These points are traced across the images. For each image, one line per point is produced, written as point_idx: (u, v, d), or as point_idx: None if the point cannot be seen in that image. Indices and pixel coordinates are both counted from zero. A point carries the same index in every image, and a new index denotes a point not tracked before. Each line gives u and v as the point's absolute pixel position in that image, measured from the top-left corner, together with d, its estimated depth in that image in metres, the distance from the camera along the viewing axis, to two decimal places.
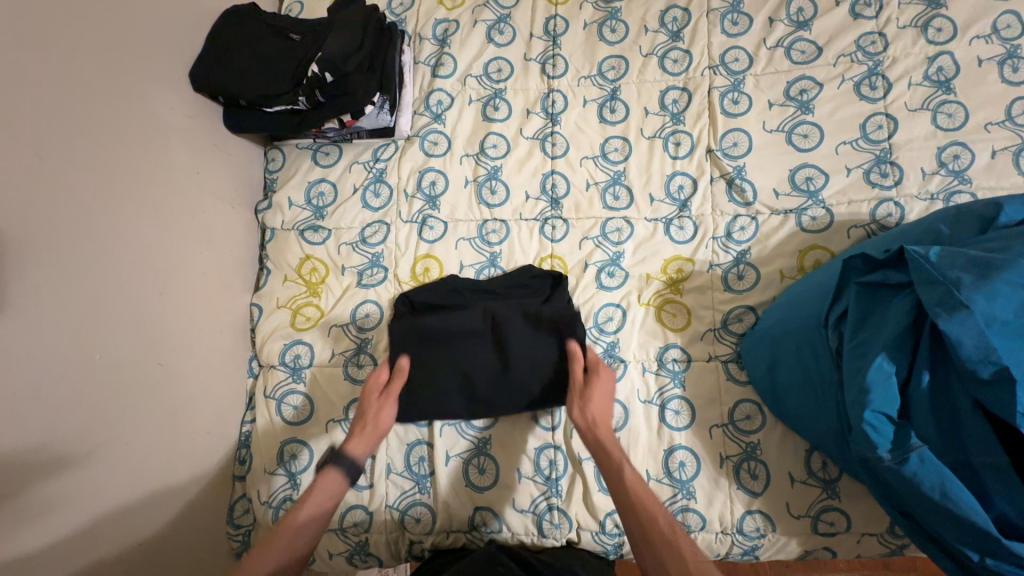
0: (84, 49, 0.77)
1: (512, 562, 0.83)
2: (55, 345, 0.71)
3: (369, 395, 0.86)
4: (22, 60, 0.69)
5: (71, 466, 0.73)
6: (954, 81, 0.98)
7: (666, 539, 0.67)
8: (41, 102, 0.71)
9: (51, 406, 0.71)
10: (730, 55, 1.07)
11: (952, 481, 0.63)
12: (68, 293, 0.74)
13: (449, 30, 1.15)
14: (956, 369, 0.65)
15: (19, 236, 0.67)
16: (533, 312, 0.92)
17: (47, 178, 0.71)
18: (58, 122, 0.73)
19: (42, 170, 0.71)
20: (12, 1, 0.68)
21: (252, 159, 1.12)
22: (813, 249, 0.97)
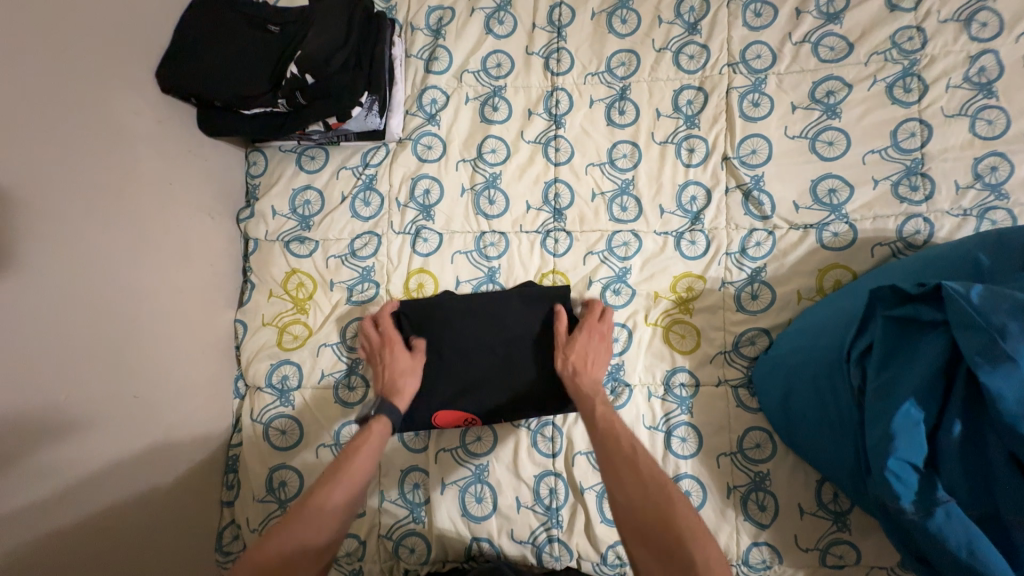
0: (31, 51, 0.69)
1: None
2: (17, 384, 0.66)
3: (399, 355, 0.87)
4: None
5: (42, 513, 0.69)
6: (997, 83, 0.90)
7: (626, 457, 0.68)
8: None
9: (16, 451, 0.66)
10: (752, 51, 0.97)
11: (980, 539, 0.59)
12: (29, 328, 0.67)
13: (443, 19, 1.05)
14: (992, 420, 0.60)
15: None
16: (528, 293, 0.92)
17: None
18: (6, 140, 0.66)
19: None
20: None
21: (232, 163, 1.03)
22: (834, 269, 0.91)
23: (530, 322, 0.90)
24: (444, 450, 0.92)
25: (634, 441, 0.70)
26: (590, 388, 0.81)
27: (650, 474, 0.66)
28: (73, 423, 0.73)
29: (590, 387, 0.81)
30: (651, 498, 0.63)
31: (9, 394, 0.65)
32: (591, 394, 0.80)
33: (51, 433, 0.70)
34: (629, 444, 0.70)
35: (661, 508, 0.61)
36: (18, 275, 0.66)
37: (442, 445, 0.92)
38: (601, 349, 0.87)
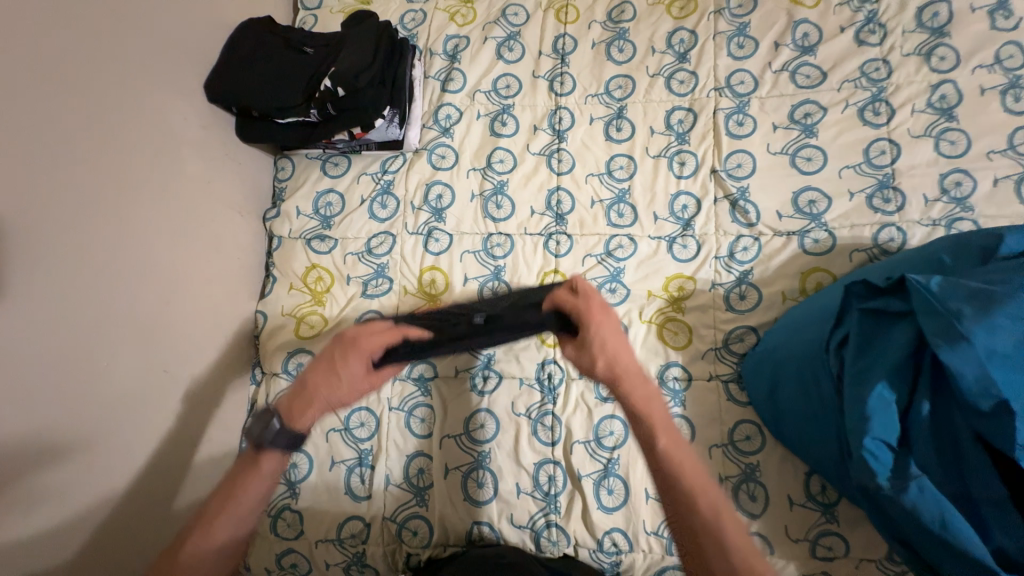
0: (99, 64, 0.79)
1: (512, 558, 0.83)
2: (62, 347, 0.73)
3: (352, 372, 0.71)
4: (44, 76, 0.72)
5: (69, 468, 0.74)
6: (956, 109, 1.00)
7: (708, 525, 0.63)
8: (60, 115, 0.74)
9: (55, 408, 0.72)
10: (736, 77, 1.08)
11: (952, 513, 0.62)
12: (77, 299, 0.75)
13: (459, 46, 1.17)
14: (957, 400, 0.65)
15: (27, 244, 0.70)
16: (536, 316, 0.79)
17: (61, 187, 0.73)
18: (78, 136, 0.76)
19: (59, 180, 0.73)
20: (39, 21, 0.71)
21: (262, 168, 1.13)
22: (816, 272, 0.98)
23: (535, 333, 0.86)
24: (449, 437, 0.96)
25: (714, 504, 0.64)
26: (639, 394, 0.70)
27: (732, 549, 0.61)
28: (104, 395, 0.79)
29: (654, 404, 0.70)
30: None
31: (49, 356, 0.72)
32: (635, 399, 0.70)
33: (81, 403, 0.76)
34: (710, 505, 0.64)
35: None
36: (69, 251, 0.75)
37: (447, 433, 0.96)
38: (621, 334, 0.72)
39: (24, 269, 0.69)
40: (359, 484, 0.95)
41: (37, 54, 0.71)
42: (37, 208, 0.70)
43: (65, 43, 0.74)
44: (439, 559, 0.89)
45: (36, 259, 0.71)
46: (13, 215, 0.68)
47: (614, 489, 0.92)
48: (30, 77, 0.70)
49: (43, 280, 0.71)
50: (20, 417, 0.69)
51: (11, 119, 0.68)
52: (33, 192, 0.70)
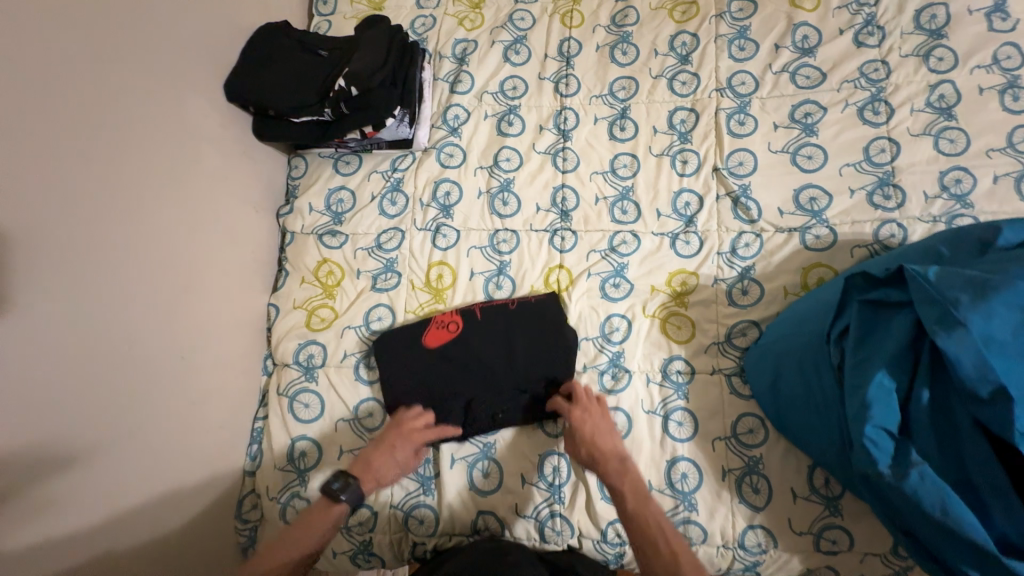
0: (126, 62, 0.83)
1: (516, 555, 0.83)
2: (87, 330, 0.76)
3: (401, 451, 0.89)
4: (75, 71, 0.75)
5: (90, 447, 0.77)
6: (955, 108, 1.01)
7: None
8: (90, 108, 0.77)
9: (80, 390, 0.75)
10: (737, 78, 1.11)
11: (953, 499, 0.63)
12: (102, 285, 0.78)
13: (467, 49, 1.21)
14: (956, 387, 0.66)
15: (57, 229, 0.72)
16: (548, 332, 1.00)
17: (89, 176, 0.77)
18: (106, 128, 0.79)
19: (87, 169, 0.77)
20: (72, 19, 0.75)
21: (276, 166, 1.17)
22: (817, 267, 0.99)
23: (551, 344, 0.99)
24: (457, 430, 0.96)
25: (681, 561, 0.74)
26: (615, 470, 0.83)
27: None
28: (125, 378, 0.81)
29: (629, 477, 0.83)
30: None
31: (75, 338, 0.74)
32: (621, 471, 0.83)
33: (102, 386, 0.77)
34: (678, 561, 0.75)
35: None
36: (95, 238, 0.78)
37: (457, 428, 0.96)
38: (608, 425, 0.89)
39: (54, 252, 0.72)
40: None
41: (69, 50, 0.75)
42: (67, 195, 0.74)
43: (95, 41, 0.78)
44: (446, 552, 0.89)
45: (64, 244, 0.73)
46: (45, 201, 0.71)
47: None
48: (62, 71, 0.74)
49: (71, 264, 0.74)
50: (46, 396, 0.70)
51: (45, 111, 0.71)
52: (63, 179, 0.73)
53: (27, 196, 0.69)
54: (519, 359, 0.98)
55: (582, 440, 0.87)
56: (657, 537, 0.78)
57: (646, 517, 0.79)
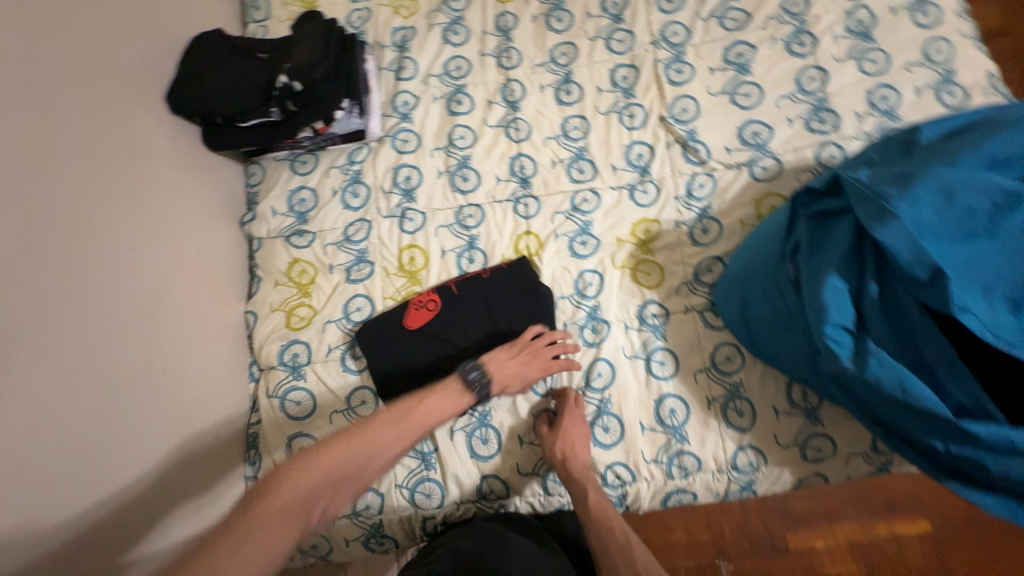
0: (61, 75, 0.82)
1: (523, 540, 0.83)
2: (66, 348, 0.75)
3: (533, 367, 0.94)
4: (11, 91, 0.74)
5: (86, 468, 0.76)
6: (872, 31, 1.08)
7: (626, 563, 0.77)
8: (33, 128, 0.76)
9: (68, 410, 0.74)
10: (670, 30, 1.15)
11: (909, 379, 0.67)
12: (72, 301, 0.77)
13: (406, 36, 1.22)
14: (900, 278, 0.71)
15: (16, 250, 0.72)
16: (521, 293, 1.02)
17: (41, 196, 0.76)
18: (53, 148, 0.79)
19: (39, 190, 0.75)
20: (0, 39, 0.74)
21: (233, 176, 1.16)
22: (769, 197, 1.04)
23: (526, 305, 1.01)
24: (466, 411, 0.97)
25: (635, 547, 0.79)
26: (581, 470, 0.89)
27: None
28: (107, 393, 0.80)
29: (591, 481, 0.89)
30: None
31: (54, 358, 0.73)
32: (584, 479, 0.88)
33: (85, 403, 0.76)
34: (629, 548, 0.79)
35: None
36: (57, 257, 0.77)
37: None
38: (586, 430, 0.93)
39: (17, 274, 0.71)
40: None
41: None
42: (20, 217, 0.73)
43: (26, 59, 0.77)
44: (459, 543, 0.82)
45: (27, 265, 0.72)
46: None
47: (610, 427, 0.97)
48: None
49: (34, 283, 0.73)
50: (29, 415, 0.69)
51: None
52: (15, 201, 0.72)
53: None
54: (499, 323, 1.01)
55: (561, 437, 0.91)
56: (616, 539, 0.81)
57: (609, 523, 0.83)
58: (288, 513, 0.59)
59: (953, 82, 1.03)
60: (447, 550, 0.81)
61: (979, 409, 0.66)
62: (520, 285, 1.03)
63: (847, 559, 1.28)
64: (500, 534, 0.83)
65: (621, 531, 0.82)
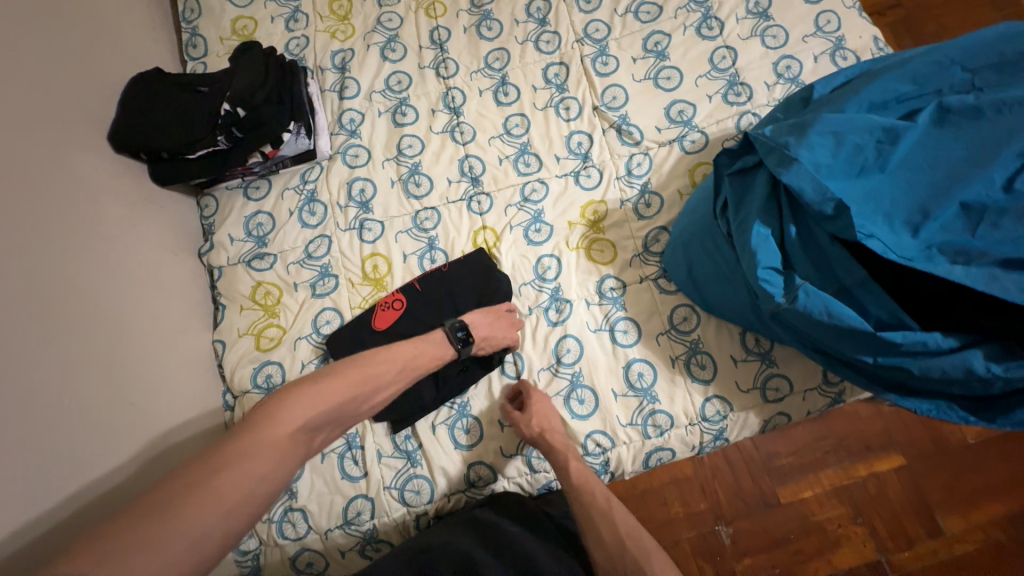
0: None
1: (511, 527, 0.85)
2: (38, 387, 0.74)
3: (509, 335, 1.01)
4: None
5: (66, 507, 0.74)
6: (769, 10, 1.20)
7: (605, 514, 0.82)
8: None
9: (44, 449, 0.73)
10: (591, 27, 1.24)
11: (833, 303, 0.74)
12: (41, 340, 0.77)
13: (346, 58, 1.27)
14: (812, 217, 0.79)
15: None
16: (477, 277, 1.07)
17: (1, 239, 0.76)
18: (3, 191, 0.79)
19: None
20: None
21: (185, 210, 1.17)
22: (700, 166, 1.13)
23: (481, 285, 1.06)
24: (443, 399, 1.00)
25: (609, 496, 0.85)
26: (560, 442, 0.92)
27: (625, 530, 0.79)
28: (76, 431, 0.79)
29: (568, 448, 0.91)
30: (629, 552, 0.76)
31: (27, 397, 0.72)
32: (563, 449, 0.91)
33: (55, 443, 0.75)
34: (606, 500, 0.84)
35: (637, 553, 0.76)
36: (25, 298, 0.77)
37: (436, 391, 0.99)
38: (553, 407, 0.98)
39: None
40: (353, 466, 0.99)
41: None
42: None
43: None
44: (453, 537, 0.83)
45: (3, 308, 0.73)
46: None
47: (585, 399, 1.01)
48: None
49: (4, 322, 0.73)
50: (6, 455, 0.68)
51: None
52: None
53: None
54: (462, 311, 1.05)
55: (533, 418, 0.94)
56: (598, 505, 0.83)
57: (592, 492, 0.85)
58: (292, 439, 0.66)
59: (845, 47, 1.15)
60: (443, 551, 0.79)
61: (896, 321, 0.74)
62: (476, 267, 1.07)
63: (836, 504, 1.33)
64: (491, 524, 0.85)
65: (603, 496, 0.85)
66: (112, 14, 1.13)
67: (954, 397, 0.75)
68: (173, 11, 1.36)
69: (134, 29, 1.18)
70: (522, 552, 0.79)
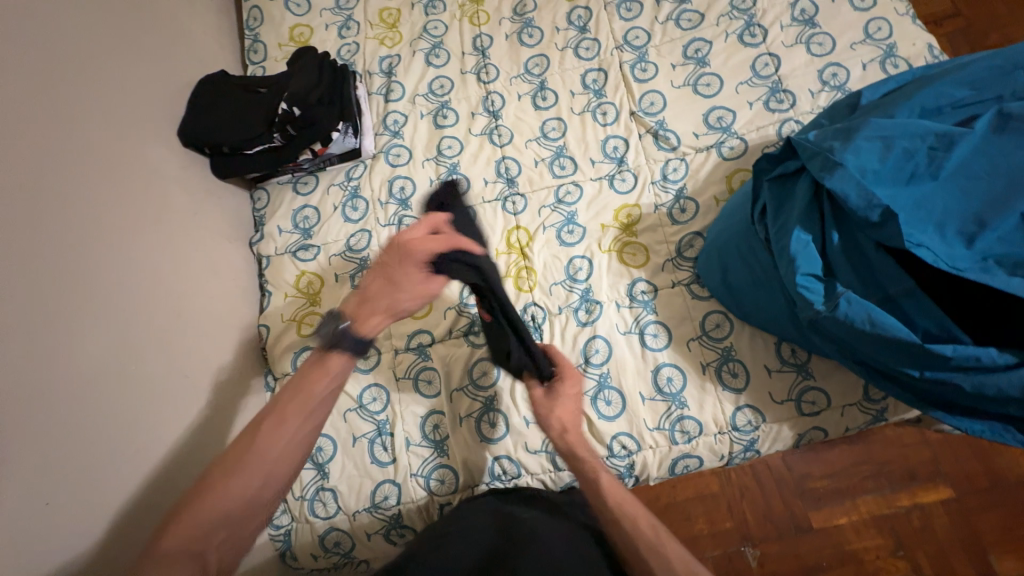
0: (84, 111, 0.90)
1: (530, 513, 0.81)
2: (103, 352, 0.81)
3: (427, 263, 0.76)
4: (60, 128, 0.84)
5: (124, 465, 0.80)
6: (816, 18, 1.18)
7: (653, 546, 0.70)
8: (76, 158, 0.86)
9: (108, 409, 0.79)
10: (631, 34, 1.26)
11: (877, 311, 0.72)
12: (111, 311, 0.84)
13: (392, 63, 1.34)
14: (857, 223, 0.77)
15: (70, 266, 0.79)
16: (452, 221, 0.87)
17: (84, 218, 0.84)
18: (87, 174, 0.87)
19: (82, 212, 0.84)
20: (46, 82, 0.84)
21: (240, 202, 1.26)
22: (738, 172, 1.12)
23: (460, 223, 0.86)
24: (457, 390, 1.04)
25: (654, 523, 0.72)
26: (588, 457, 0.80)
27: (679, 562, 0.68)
28: (137, 396, 0.85)
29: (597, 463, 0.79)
30: None
31: (96, 361, 0.79)
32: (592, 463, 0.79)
33: (119, 404, 0.81)
34: (649, 527, 0.72)
35: None
36: (100, 272, 0.84)
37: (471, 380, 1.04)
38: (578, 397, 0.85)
39: (70, 281, 0.79)
40: (382, 451, 1.03)
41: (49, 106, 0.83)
42: (71, 237, 0.81)
43: (69, 98, 0.87)
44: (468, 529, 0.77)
45: (82, 279, 0.81)
46: (58, 241, 0.79)
47: (612, 400, 1.01)
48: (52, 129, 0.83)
49: (82, 292, 0.80)
50: (79, 412, 0.75)
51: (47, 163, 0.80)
52: (67, 222, 0.81)
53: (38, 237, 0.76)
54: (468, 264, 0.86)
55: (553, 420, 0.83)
56: (645, 538, 0.71)
57: (632, 518, 0.73)
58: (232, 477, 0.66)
59: (896, 55, 1.12)
60: (461, 540, 0.75)
61: (946, 334, 0.71)
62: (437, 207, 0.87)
63: (874, 534, 1.26)
64: (510, 513, 0.81)
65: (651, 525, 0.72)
66: (188, 23, 1.24)
67: (1010, 418, 0.71)
68: (238, 21, 1.47)
69: (205, 37, 1.29)
70: (536, 540, 0.72)
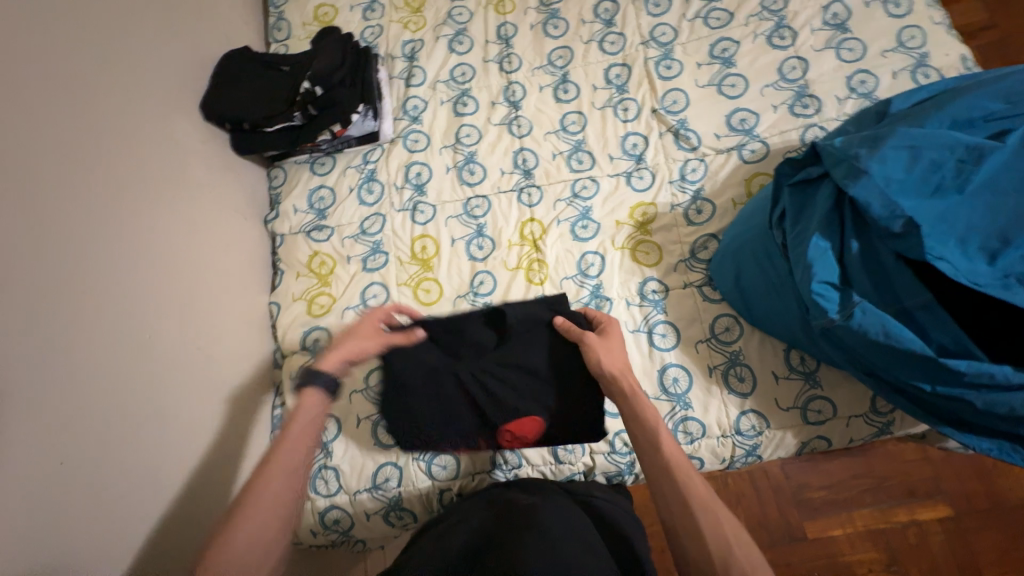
0: (108, 79, 0.91)
1: (530, 500, 0.80)
2: (116, 318, 0.82)
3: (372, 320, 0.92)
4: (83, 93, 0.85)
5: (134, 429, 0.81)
6: (847, 22, 1.16)
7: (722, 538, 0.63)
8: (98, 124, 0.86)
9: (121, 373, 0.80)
10: (658, 30, 1.24)
11: (892, 324, 0.71)
12: (126, 278, 0.85)
13: (415, 47, 1.33)
14: (877, 232, 0.76)
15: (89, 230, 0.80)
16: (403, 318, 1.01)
17: (102, 183, 0.85)
18: (109, 142, 0.88)
19: (100, 178, 0.85)
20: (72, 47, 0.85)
21: (258, 179, 1.27)
22: (758, 176, 1.11)
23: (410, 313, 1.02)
24: None
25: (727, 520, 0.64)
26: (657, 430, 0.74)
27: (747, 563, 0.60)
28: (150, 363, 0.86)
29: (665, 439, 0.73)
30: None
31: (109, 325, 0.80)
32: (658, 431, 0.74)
33: (131, 370, 0.82)
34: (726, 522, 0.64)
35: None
36: (117, 238, 0.85)
37: None
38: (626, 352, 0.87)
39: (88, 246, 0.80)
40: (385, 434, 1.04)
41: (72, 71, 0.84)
42: (92, 202, 0.82)
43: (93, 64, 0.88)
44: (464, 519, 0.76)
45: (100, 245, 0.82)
46: (78, 204, 0.80)
47: None
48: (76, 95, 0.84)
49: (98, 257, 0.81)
50: (92, 374, 0.76)
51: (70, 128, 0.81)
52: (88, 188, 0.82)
53: (59, 200, 0.77)
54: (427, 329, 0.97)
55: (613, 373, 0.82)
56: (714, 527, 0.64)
57: (702, 503, 0.66)
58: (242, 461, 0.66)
59: (928, 65, 1.10)
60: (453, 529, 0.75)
61: (961, 350, 0.70)
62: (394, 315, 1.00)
63: (868, 547, 1.26)
64: (514, 500, 0.80)
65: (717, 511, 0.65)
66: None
67: (1018, 438, 0.71)
68: None
69: (230, 12, 1.29)
70: (536, 526, 0.72)
